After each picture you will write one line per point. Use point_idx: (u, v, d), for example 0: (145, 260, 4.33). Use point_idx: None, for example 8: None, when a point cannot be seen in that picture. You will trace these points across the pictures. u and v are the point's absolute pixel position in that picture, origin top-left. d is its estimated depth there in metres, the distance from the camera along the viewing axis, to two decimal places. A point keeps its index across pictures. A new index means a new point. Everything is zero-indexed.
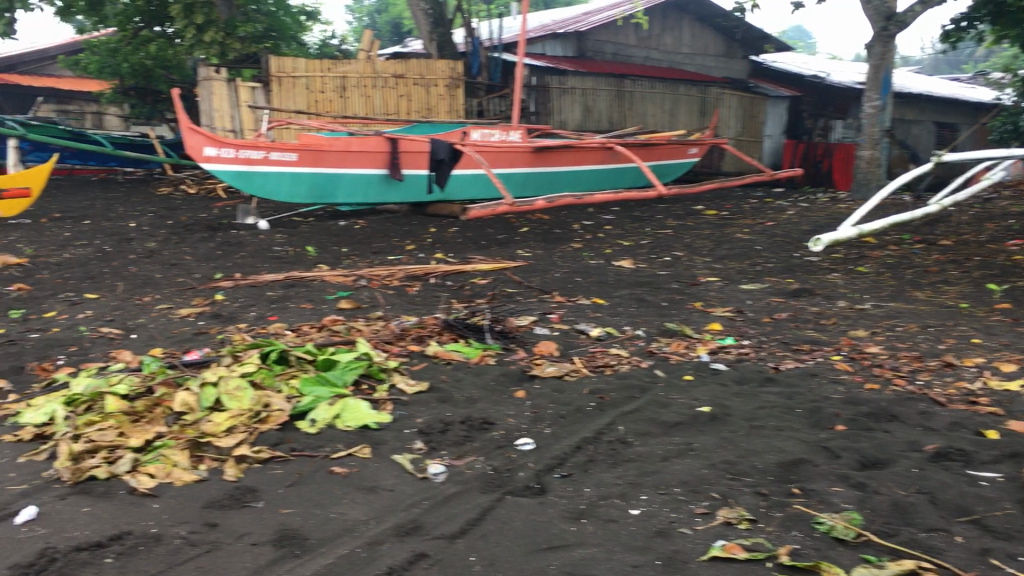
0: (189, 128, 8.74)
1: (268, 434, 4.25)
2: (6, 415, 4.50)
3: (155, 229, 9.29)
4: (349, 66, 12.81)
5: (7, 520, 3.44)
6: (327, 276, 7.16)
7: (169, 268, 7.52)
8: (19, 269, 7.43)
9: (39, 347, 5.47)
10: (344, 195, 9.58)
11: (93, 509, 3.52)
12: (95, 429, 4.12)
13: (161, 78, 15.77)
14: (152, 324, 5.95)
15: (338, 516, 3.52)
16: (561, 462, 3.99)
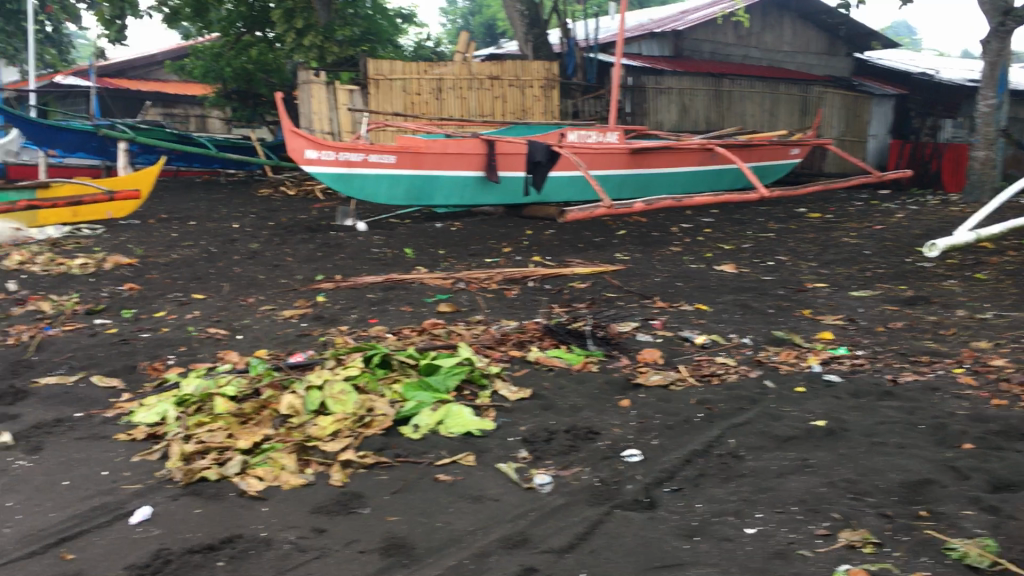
0: (291, 131, 8.87)
1: (373, 439, 4.24)
2: (120, 413, 4.60)
3: (257, 230, 9.47)
4: (445, 68, 12.88)
5: (123, 520, 3.50)
6: (426, 279, 7.16)
7: (272, 269, 7.63)
8: (131, 269, 7.66)
9: (150, 346, 5.60)
10: (441, 197, 9.61)
11: (205, 511, 3.55)
12: (206, 430, 4.18)
13: (261, 81, 16.16)
14: (257, 325, 6.04)
15: (444, 525, 3.46)
16: (671, 476, 3.85)
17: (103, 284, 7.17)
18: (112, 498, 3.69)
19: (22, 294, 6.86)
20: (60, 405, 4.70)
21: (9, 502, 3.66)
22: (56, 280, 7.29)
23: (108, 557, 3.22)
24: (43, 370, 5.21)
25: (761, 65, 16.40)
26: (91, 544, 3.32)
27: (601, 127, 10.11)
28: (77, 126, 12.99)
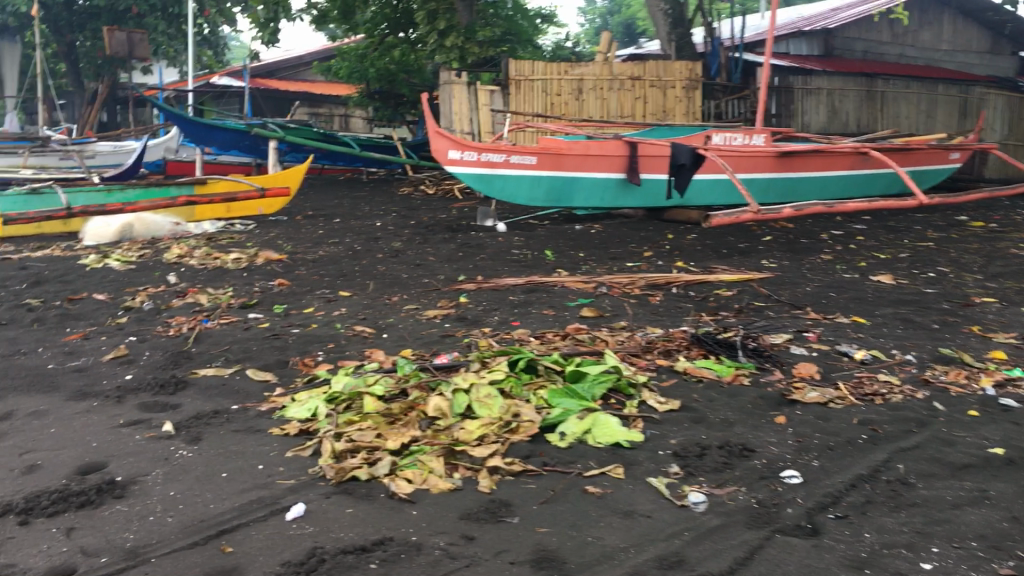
0: (435, 132, 9.01)
1: (519, 445, 4.18)
2: (274, 407, 4.71)
3: (399, 229, 9.60)
4: (586, 68, 12.79)
5: (278, 515, 3.56)
6: (568, 281, 7.08)
7: (414, 268, 7.70)
8: (281, 265, 7.90)
9: (300, 342, 5.72)
10: (582, 200, 9.51)
11: (357, 511, 3.57)
12: (355, 429, 4.22)
13: (403, 82, 16.46)
14: (401, 325, 6.08)
15: (595, 540, 3.36)
16: (834, 501, 3.64)
17: (255, 279, 7.41)
18: (267, 492, 3.76)
19: (181, 287, 7.16)
20: (217, 397, 4.85)
21: (172, 491, 3.78)
22: (211, 274, 7.57)
23: (264, 552, 3.27)
24: (201, 362, 5.39)
25: (917, 64, 15.60)
26: (249, 538, 3.38)
27: (748, 129, 9.81)
28: (230, 125, 13.51)
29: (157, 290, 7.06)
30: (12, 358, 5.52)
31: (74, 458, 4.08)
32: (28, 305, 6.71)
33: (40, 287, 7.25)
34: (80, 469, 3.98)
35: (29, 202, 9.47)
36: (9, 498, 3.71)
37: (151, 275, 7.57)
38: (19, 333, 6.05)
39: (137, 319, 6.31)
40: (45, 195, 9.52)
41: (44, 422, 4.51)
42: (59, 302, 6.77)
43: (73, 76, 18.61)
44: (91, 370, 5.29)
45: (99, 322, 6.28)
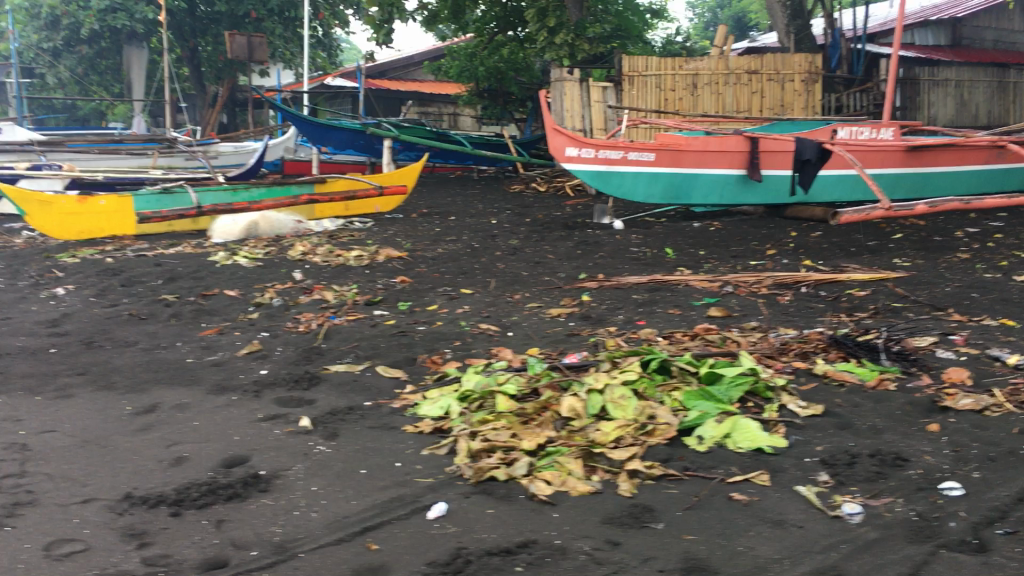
0: (553, 129, 9.02)
1: (657, 448, 4.07)
2: (406, 405, 4.72)
3: (516, 226, 9.58)
4: (701, 63, 12.56)
5: (420, 514, 3.55)
6: (692, 280, 6.91)
7: (534, 266, 7.66)
8: (401, 262, 7.97)
9: (427, 339, 5.74)
10: (701, 197, 9.30)
11: (498, 512, 3.54)
12: (490, 428, 4.19)
13: (511, 81, 16.42)
14: (526, 323, 6.03)
15: (746, 550, 3.24)
16: (1002, 516, 3.42)
17: (377, 276, 7.48)
18: (406, 490, 3.76)
19: (308, 283, 7.29)
20: (350, 393, 4.90)
21: (314, 486, 3.82)
22: (336, 271, 7.69)
23: (409, 550, 3.27)
24: (332, 358, 5.46)
25: None
26: (394, 536, 3.38)
27: (876, 122, 9.43)
28: (348, 125, 13.71)
29: (285, 287, 7.21)
30: (154, 352, 5.70)
31: (219, 451, 4.17)
32: (164, 300, 6.95)
33: (174, 283, 7.49)
34: (224, 462, 4.06)
35: (161, 201, 9.66)
36: (161, 488, 3.81)
37: (278, 272, 7.75)
38: (158, 328, 6.26)
39: (267, 314, 6.46)
40: (176, 194, 9.72)
41: (187, 415, 4.63)
42: (193, 298, 6.99)
43: (196, 79, 19.28)
44: (228, 365, 5.43)
45: (232, 317, 6.45)
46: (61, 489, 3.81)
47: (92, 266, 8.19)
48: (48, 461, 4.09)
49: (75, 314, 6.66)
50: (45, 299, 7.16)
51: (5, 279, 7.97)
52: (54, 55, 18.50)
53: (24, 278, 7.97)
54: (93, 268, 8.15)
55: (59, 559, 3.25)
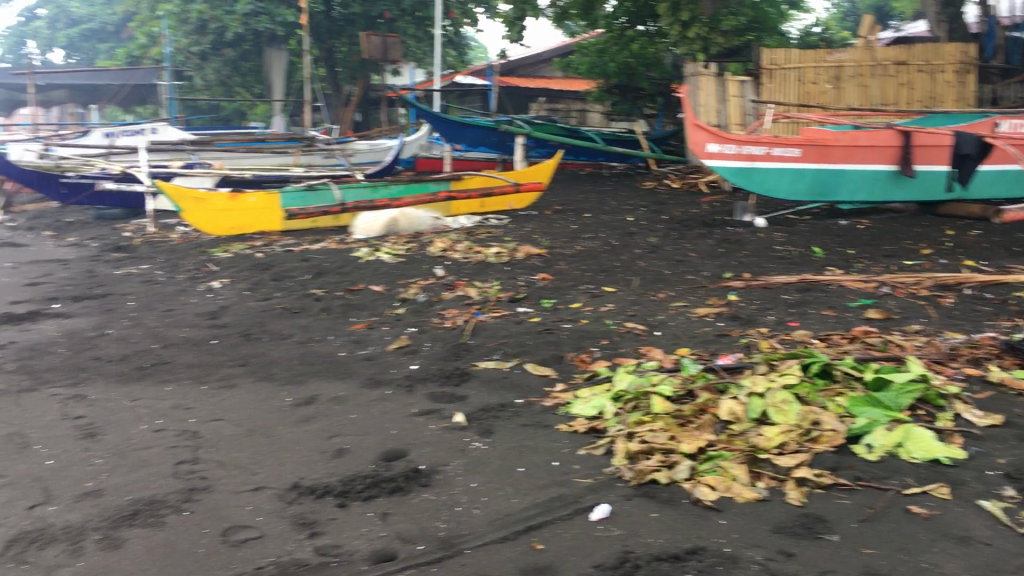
0: (695, 124, 8.82)
1: (824, 456, 3.91)
2: (557, 403, 4.69)
3: (653, 224, 9.44)
4: (845, 55, 12.15)
5: (583, 514, 3.51)
6: (845, 280, 6.65)
7: (676, 264, 7.53)
8: (541, 259, 7.97)
9: (574, 338, 5.70)
10: (849, 194, 8.95)
11: (662, 516, 3.46)
12: (648, 429, 4.11)
13: (642, 75, 16.26)
14: (673, 323, 5.93)
15: (932, 567, 3.07)
16: None
17: (518, 273, 7.50)
18: (567, 490, 3.72)
19: (450, 280, 7.37)
20: (501, 390, 4.90)
21: (473, 483, 3.82)
22: (476, 268, 7.76)
23: (576, 552, 3.23)
24: (480, 354, 5.49)
25: None
26: (559, 536, 3.35)
27: None
28: (481, 123, 13.80)
29: (428, 282, 7.31)
30: (308, 345, 5.86)
31: (379, 444, 4.24)
32: (314, 295, 7.15)
33: (322, 278, 7.70)
34: (384, 455, 4.12)
35: (305, 198, 9.99)
36: (325, 479, 3.89)
37: (420, 268, 7.87)
38: (310, 322, 6.43)
39: (413, 310, 6.55)
40: (320, 192, 10.04)
41: (344, 408, 4.73)
42: (340, 293, 7.17)
43: (332, 79, 19.83)
44: (379, 359, 5.52)
45: (380, 312, 6.58)
46: (232, 476, 3.93)
47: (244, 261, 8.52)
48: (219, 448, 4.24)
49: (232, 307, 6.93)
50: (202, 292, 7.48)
51: (164, 273, 8.37)
52: (201, 58, 19.26)
53: (181, 272, 8.35)
54: (245, 263, 8.47)
55: (237, 545, 3.33)
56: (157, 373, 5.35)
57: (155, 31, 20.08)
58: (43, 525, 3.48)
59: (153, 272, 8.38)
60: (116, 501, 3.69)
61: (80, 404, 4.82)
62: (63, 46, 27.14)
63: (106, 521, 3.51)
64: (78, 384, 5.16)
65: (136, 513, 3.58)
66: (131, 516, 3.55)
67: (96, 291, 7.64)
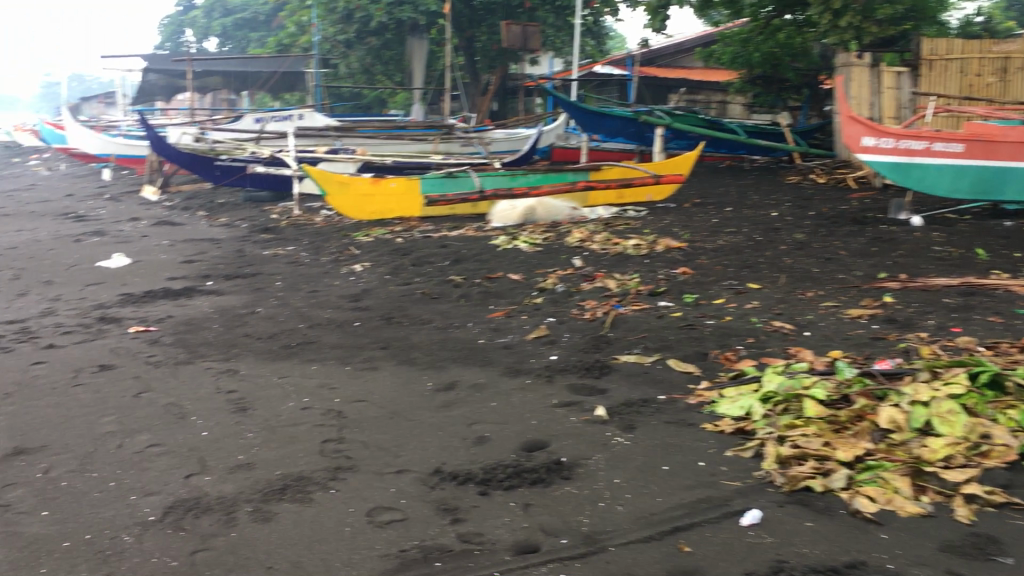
0: (850, 117, 8.50)
1: (995, 473, 3.62)
2: (702, 401, 4.53)
3: (799, 220, 9.10)
4: (1014, 45, 11.55)
5: (732, 518, 3.37)
6: (1012, 286, 6.20)
7: (825, 262, 7.21)
8: (682, 253, 7.79)
9: (718, 335, 5.53)
10: (1017, 193, 8.38)
11: (817, 526, 3.29)
12: (800, 433, 3.92)
13: (788, 66, 15.64)
14: (824, 323, 5.67)
15: None
16: None
17: (658, 266, 7.34)
18: (714, 492, 3.59)
19: (589, 271, 7.29)
20: (643, 385, 4.79)
21: (617, 478, 3.72)
22: (615, 260, 7.64)
23: (726, 557, 3.10)
24: (621, 347, 5.38)
25: None
26: (707, 540, 3.22)
27: None
28: (620, 114, 13.60)
29: (566, 273, 7.24)
30: (448, 331, 5.88)
31: (519, 433, 4.19)
32: (453, 281, 7.20)
33: (460, 265, 7.76)
34: (525, 445, 4.07)
35: (444, 184, 10.03)
36: (467, 465, 3.86)
37: (559, 258, 7.82)
38: (449, 308, 6.47)
39: (552, 300, 6.50)
40: (459, 178, 10.08)
41: (484, 395, 4.71)
42: (479, 280, 7.18)
43: (471, 68, 19.99)
44: (519, 348, 5.49)
45: (518, 301, 6.56)
46: (376, 458, 3.96)
47: (384, 246, 8.67)
48: (363, 429, 4.29)
49: (374, 290, 7.04)
50: (345, 275, 7.64)
51: (309, 254, 8.60)
52: (347, 47, 19.81)
53: (325, 254, 8.57)
54: (386, 247, 8.61)
55: (382, 525, 3.35)
56: (304, 352, 5.48)
57: (303, 20, 20.71)
58: (199, 494, 3.59)
59: (299, 254, 8.64)
60: (266, 475, 3.78)
61: (232, 378, 4.99)
62: (219, 35, 28.48)
63: (258, 494, 3.59)
64: (230, 359, 5.34)
65: (285, 488, 3.65)
66: (280, 491, 3.63)
67: (246, 270, 7.91)
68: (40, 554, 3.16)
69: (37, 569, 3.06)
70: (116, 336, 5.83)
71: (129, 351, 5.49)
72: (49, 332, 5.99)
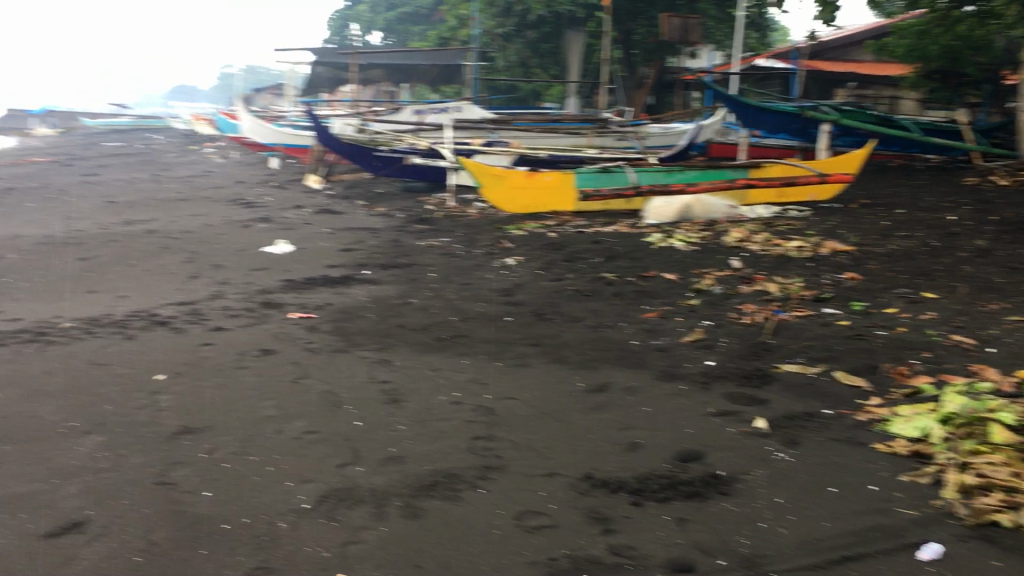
0: None
1: None
2: (874, 419, 4.23)
3: (981, 225, 8.46)
4: None
5: (908, 550, 3.11)
6: None
7: (1011, 273, 6.65)
8: (849, 257, 7.37)
9: (889, 347, 5.17)
10: None
11: (1007, 567, 2.98)
12: (985, 460, 3.55)
13: (969, 61, 14.45)
14: (1011, 339, 5.21)
15: None
16: None
17: (823, 270, 6.97)
18: (887, 521, 3.32)
19: (748, 272, 7.01)
20: (807, 398, 4.52)
21: (779, 497, 3.51)
22: (776, 262, 7.31)
23: None
24: (783, 356, 5.11)
25: None
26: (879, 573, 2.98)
27: None
28: (783, 109, 13.07)
29: (724, 274, 6.98)
30: (601, 330, 5.76)
31: (673, 442, 4.02)
32: (606, 279, 7.07)
33: (614, 261, 7.62)
34: (680, 454, 3.90)
35: (599, 179, 9.91)
36: (619, 472, 3.73)
37: (716, 258, 7.55)
38: (602, 306, 6.35)
39: (709, 302, 6.26)
40: (614, 174, 9.91)
41: (638, 399, 4.56)
42: (633, 279, 7.02)
43: (628, 62, 19.72)
44: (674, 352, 5.30)
45: (674, 302, 6.36)
46: (526, 458, 3.88)
47: (537, 240, 8.62)
48: (512, 428, 4.23)
49: (526, 285, 6.99)
50: (498, 268, 7.63)
51: (463, 246, 8.65)
52: (505, 40, 19.98)
53: (478, 247, 8.59)
54: (538, 241, 8.57)
55: (530, 531, 3.26)
56: (455, 345, 5.48)
57: (464, 13, 21.02)
58: (351, 485, 3.62)
59: (452, 245, 8.70)
60: (416, 469, 3.77)
61: (386, 368, 5.04)
62: (383, 28, 29.43)
63: (408, 489, 3.59)
64: (384, 349, 5.40)
65: (434, 484, 3.63)
66: (429, 487, 3.60)
67: (401, 260, 8.03)
68: (202, 535, 3.24)
69: (197, 549, 3.14)
70: (277, 322, 6.00)
71: (290, 337, 5.64)
72: (217, 314, 6.24)
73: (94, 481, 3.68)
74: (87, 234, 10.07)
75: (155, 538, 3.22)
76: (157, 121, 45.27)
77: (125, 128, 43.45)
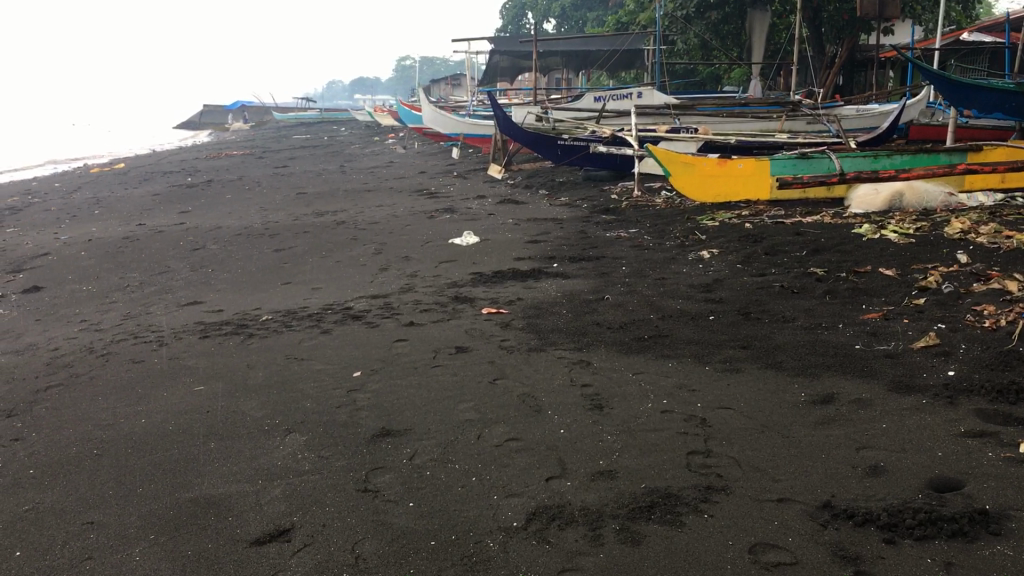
0: None
1: None
2: None
3: None
4: None
5: None
6: None
7: None
8: None
9: None
10: None
11: None
12: None
13: None
14: None
15: None
16: None
17: None
18: None
19: (979, 268, 6.26)
20: None
21: None
22: (1009, 255, 6.49)
23: None
24: None
25: None
26: None
27: None
28: (998, 86, 11.71)
29: (950, 270, 6.27)
30: (817, 332, 5.24)
31: (924, 468, 3.50)
32: (815, 275, 6.50)
33: (820, 255, 7.03)
34: (934, 483, 3.38)
35: (798, 166, 9.36)
36: (863, 502, 3.27)
37: (937, 251, 6.82)
38: (814, 305, 5.82)
39: (938, 302, 5.59)
40: (814, 160, 9.33)
41: (872, 415, 4.04)
42: (844, 274, 6.44)
43: (816, 41, 18.59)
44: (905, 360, 4.72)
45: (897, 302, 5.73)
46: (752, 480, 3.48)
47: (732, 231, 8.11)
48: (731, 443, 3.83)
49: (727, 280, 6.53)
50: (693, 261, 7.20)
51: (653, 238, 8.28)
52: (686, 21, 19.29)
53: (670, 238, 8.19)
54: (734, 232, 8.06)
55: (769, 568, 2.88)
56: (657, 346, 5.12)
57: None
58: (561, 502, 3.34)
59: (642, 237, 8.34)
60: (630, 487, 3.45)
61: (586, 370, 4.74)
62: (559, 16, 29.57)
63: (624, 510, 3.27)
64: (582, 349, 5.10)
65: (652, 505, 3.30)
66: (647, 508, 3.27)
67: (591, 252, 7.73)
68: (409, 551, 3.04)
69: (406, 568, 2.94)
70: (470, 317, 5.83)
71: (484, 333, 5.46)
72: (410, 308, 6.15)
73: (297, 485, 3.56)
74: (281, 225, 10.34)
75: (362, 552, 3.05)
76: (342, 114, 47.03)
77: (313, 122, 45.34)
